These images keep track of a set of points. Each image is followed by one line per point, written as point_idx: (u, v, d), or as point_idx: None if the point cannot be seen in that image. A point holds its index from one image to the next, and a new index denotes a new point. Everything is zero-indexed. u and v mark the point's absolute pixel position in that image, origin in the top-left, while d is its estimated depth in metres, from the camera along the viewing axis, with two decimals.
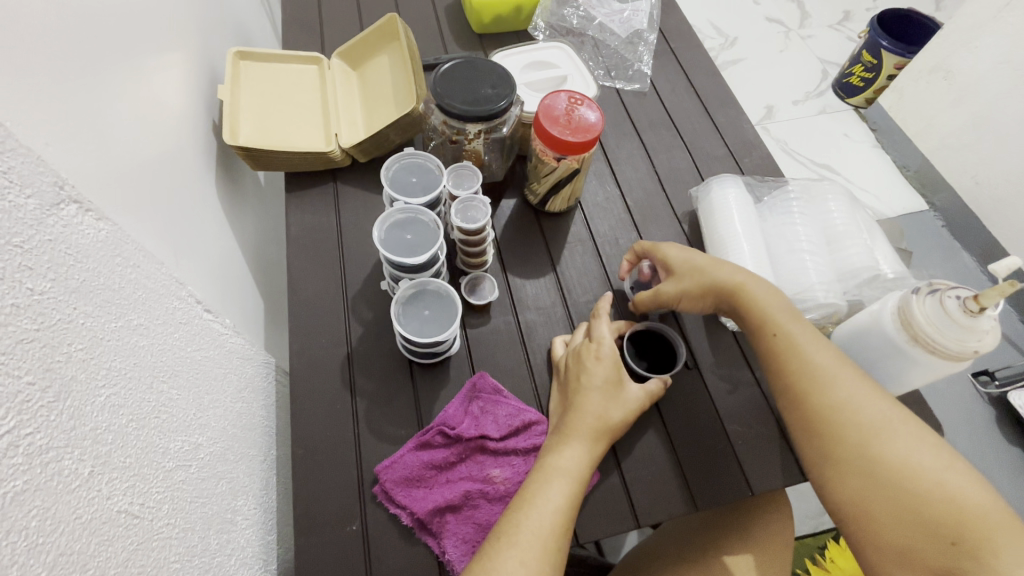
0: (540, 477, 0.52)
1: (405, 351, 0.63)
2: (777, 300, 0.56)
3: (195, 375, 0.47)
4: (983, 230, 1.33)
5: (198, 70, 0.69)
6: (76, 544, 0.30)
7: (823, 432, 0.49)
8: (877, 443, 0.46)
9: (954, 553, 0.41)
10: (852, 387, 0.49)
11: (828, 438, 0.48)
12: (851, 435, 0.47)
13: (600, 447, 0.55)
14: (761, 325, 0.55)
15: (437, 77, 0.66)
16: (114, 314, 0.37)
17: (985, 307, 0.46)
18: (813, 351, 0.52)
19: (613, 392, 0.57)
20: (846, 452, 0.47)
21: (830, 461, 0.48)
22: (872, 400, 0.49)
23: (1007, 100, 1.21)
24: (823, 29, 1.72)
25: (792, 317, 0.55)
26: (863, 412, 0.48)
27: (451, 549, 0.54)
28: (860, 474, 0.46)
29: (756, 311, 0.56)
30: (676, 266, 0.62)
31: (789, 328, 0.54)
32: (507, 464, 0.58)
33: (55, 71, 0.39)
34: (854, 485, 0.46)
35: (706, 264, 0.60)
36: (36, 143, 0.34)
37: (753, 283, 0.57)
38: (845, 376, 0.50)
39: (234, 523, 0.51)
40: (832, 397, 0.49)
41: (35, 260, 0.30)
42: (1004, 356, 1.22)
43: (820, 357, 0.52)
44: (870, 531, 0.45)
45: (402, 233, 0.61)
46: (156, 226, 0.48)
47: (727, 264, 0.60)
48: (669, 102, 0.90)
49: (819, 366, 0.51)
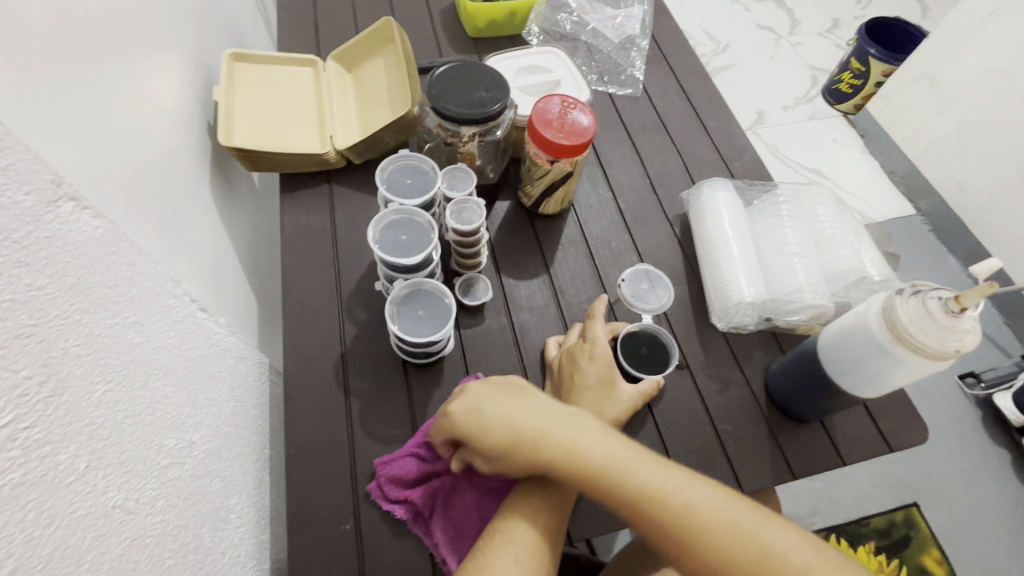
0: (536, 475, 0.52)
1: (399, 351, 0.63)
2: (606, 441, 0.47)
3: (189, 374, 0.48)
4: (969, 234, 1.35)
5: (193, 71, 0.69)
6: (72, 538, 0.31)
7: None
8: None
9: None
10: (735, 519, 0.43)
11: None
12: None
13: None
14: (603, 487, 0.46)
15: (431, 79, 0.66)
16: (110, 311, 0.37)
17: (965, 308, 0.47)
18: (665, 486, 0.45)
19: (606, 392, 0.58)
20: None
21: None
22: (771, 528, 0.43)
23: (992, 107, 1.24)
24: (812, 36, 1.74)
25: (635, 463, 0.46)
26: (768, 547, 0.42)
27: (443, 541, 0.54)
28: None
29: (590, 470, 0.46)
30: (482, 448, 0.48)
31: (634, 481, 0.45)
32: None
33: (50, 70, 0.39)
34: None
35: (507, 427, 0.48)
36: (33, 140, 0.34)
37: (579, 436, 0.48)
38: (725, 503, 0.44)
39: (227, 522, 0.51)
40: (709, 547, 0.42)
41: (33, 256, 0.31)
42: (990, 358, 1.24)
43: (679, 495, 0.44)
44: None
45: (397, 233, 0.62)
46: (150, 225, 0.49)
47: (530, 412, 0.49)
48: (661, 107, 0.91)
49: (688, 511, 0.43)
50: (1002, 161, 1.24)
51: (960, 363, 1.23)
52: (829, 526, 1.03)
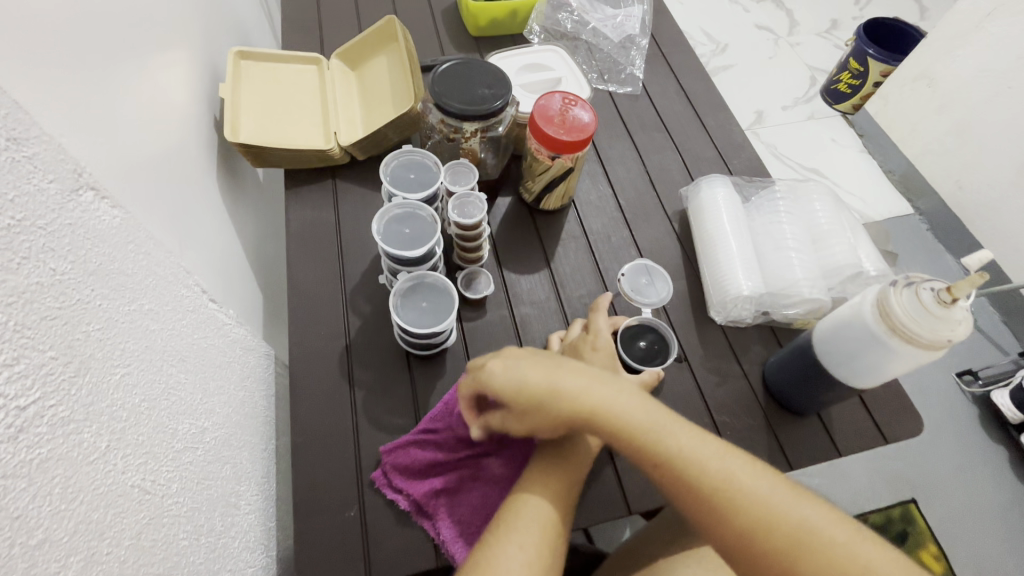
0: (543, 467, 0.53)
1: (402, 343, 0.65)
2: (641, 404, 0.48)
3: (201, 362, 0.49)
4: (966, 232, 1.36)
5: (201, 68, 0.70)
6: (95, 513, 0.32)
7: (751, 559, 0.41)
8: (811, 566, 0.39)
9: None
10: (769, 493, 0.42)
11: (754, 560, 0.40)
12: (782, 556, 0.40)
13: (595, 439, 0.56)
14: (637, 446, 0.46)
15: (435, 76, 0.68)
16: (127, 298, 0.39)
17: (957, 298, 0.49)
18: (701, 454, 0.44)
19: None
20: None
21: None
22: (807, 504, 0.41)
23: (989, 107, 1.25)
24: (811, 37, 1.76)
25: (670, 428, 0.46)
26: (804, 521, 0.40)
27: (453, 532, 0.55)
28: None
29: (623, 429, 0.47)
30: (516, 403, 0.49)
31: (668, 444, 0.45)
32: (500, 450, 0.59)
33: (68, 65, 0.40)
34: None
35: (544, 385, 0.49)
36: (55, 133, 0.36)
37: (615, 398, 0.48)
38: (760, 477, 0.43)
39: (236, 507, 0.52)
40: (739, 517, 0.41)
41: (57, 242, 0.32)
42: (986, 355, 1.25)
43: (715, 463, 0.43)
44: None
45: (401, 227, 0.63)
46: (162, 217, 0.50)
47: (571, 372, 0.49)
48: (660, 105, 0.92)
49: (721, 480, 0.43)
50: (998, 160, 1.26)
51: (957, 360, 1.24)
52: None
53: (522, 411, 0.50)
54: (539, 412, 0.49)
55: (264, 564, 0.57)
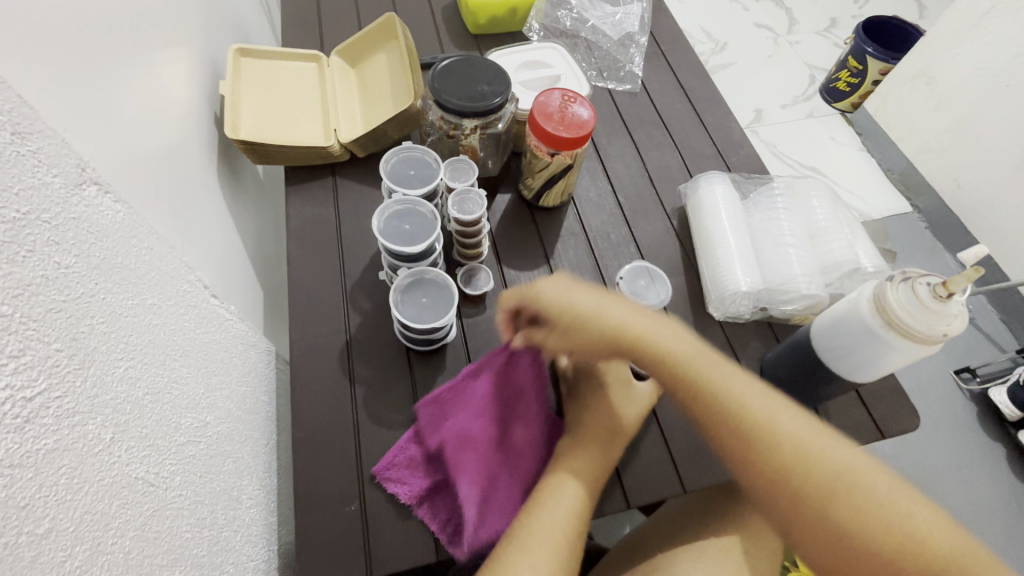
0: (555, 476, 0.52)
1: (402, 338, 0.65)
2: (686, 343, 0.49)
3: (203, 357, 0.50)
4: (964, 230, 1.37)
5: (201, 65, 0.70)
6: (100, 504, 0.33)
7: (787, 496, 0.42)
8: (846, 502, 0.41)
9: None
10: (811, 435, 0.43)
11: (790, 496, 0.42)
12: (818, 492, 0.41)
13: (612, 448, 0.57)
14: (680, 381, 0.47)
15: (434, 73, 0.68)
16: (131, 292, 0.39)
17: (952, 293, 0.49)
18: (745, 394, 0.45)
19: (625, 387, 0.60)
20: (807, 512, 0.41)
21: (791, 523, 0.42)
22: (847, 449, 0.43)
23: (987, 105, 1.25)
24: (810, 35, 1.76)
25: (715, 367, 0.47)
26: (843, 462, 0.42)
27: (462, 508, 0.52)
28: (829, 543, 0.40)
29: (668, 363, 0.48)
30: (565, 321, 0.50)
31: (712, 381, 0.46)
32: (517, 422, 0.58)
33: (71, 60, 0.41)
34: (825, 553, 0.40)
35: (593, 306, 0.50)
36: (58, 128, 0.36)
37: (661, 334, 0.49)
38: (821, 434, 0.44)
39: (238, 501, 0.53)
40: (780, 454, 0.43)
41: (62, 236, 0.32)
42: (984, 352, 1.26)
43: (758, 403, 0.45)
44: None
45: (401, 223, 0.63)
46: (164, 213, 0.50)
47: (621, 301, 0.51)
48: (659, 103, 0.92)
49: (764, 419, 0.44)
50: (996, 158, 1.26)
51: (955, 357, 1.24)
52: None
53: (567, 331, 0.50)
54: (584, 334, 0.50)
55: (265, 558, 0.57)
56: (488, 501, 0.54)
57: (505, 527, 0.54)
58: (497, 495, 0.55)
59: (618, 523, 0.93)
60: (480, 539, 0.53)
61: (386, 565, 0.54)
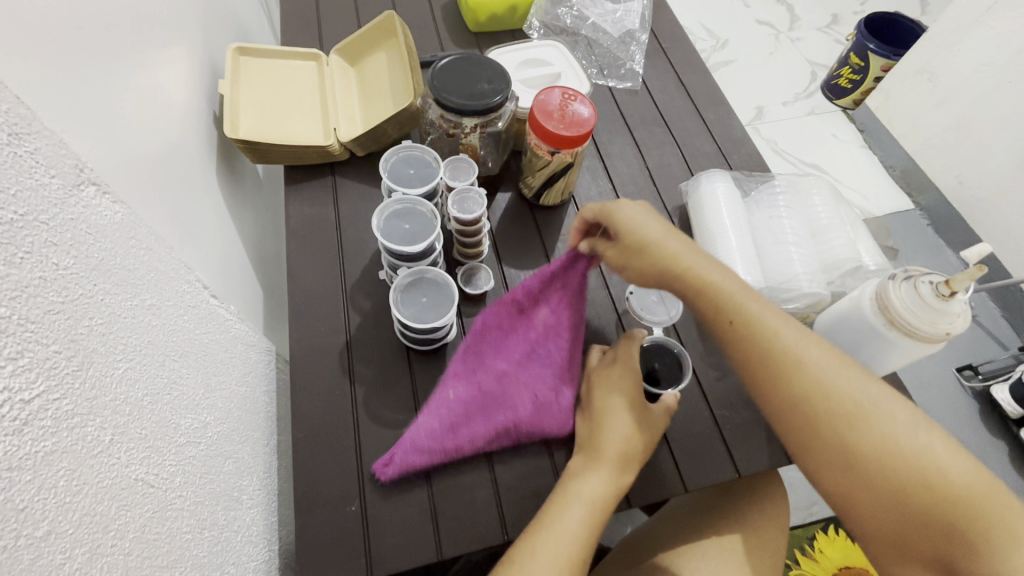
0: (560, 500, 0.52)
1: (402, 338, 0.65)
2: (732, 278, 0.54)
3: (202, 357, 0.49)
4: (966, 227, 1.36)
5: (200, 65, 0.70)
6: (100, 506, 0.33)
7: (805, 424, 0.47)
8: (860, 436, 0.45)
9: (945, 541, 0.43)
10: (834, 370, 0.48)
11: (808, 425, 0.47)
12: (836, 423, 0.46)
13: (626, 474, 0.55)
14: (717, 309, 0.53)
15: (433, 71, 0.68)
16: (129, 293, 0.39)
17: (955, 292, 0.49)
18: (778, 327, 0.50)
19: (639, 412, 0.58)
20: (823, 441, 0.46)
21: (807, 449, 0.47)
22: (870, 384, 0.47)
23: (990, 101, 1.25)
24: (812, 32, 1.75)
25: (754, 301, 0.52)
26: (862, 396, 0.46)
27: (461, 365, 0.62)
28: (841, 468, 0.46)
29: (710, 293, 0.53)
30: (627, 242, 0.56)
31: (748, 314, 0.51)
32: (541, 317, 0.66)
33: (70, 61, 0.40)
34: (836, 475, 0.46)
35: (658, 233, 0.56)
36: (57, 130, 0.36)
37: (710, 268, 0.54)
38: (837, 368, 0.48)
39: (239, 501, 0.53)
40: (799, 386, 0.48)
41: (59, 237, 0.32)
42: (987, 350, 1.25)
43: (790, 336, 0.50)
44: (858, 515, 0.46)
45: (400, 222, 0.63)
46: (163, 213, 0.50)
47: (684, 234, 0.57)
48: (660, 100, 0.92)
49: (791, 352, 0.49)
50: (999, 154, 1.26)
51: (957, 355, 1.24)
52: (826, 517, 1.05)
53: (627, 252, 0.57)
54: (642, 256, 0.56)
55: (266, 558, 0.57)
56: (486, 371, 0.62)
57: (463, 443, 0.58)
58: (494, 369, 0.63)
59: (621, 523, 0.93)
60: (453, 416, 0.59)
61: (387, 566, 0.54)
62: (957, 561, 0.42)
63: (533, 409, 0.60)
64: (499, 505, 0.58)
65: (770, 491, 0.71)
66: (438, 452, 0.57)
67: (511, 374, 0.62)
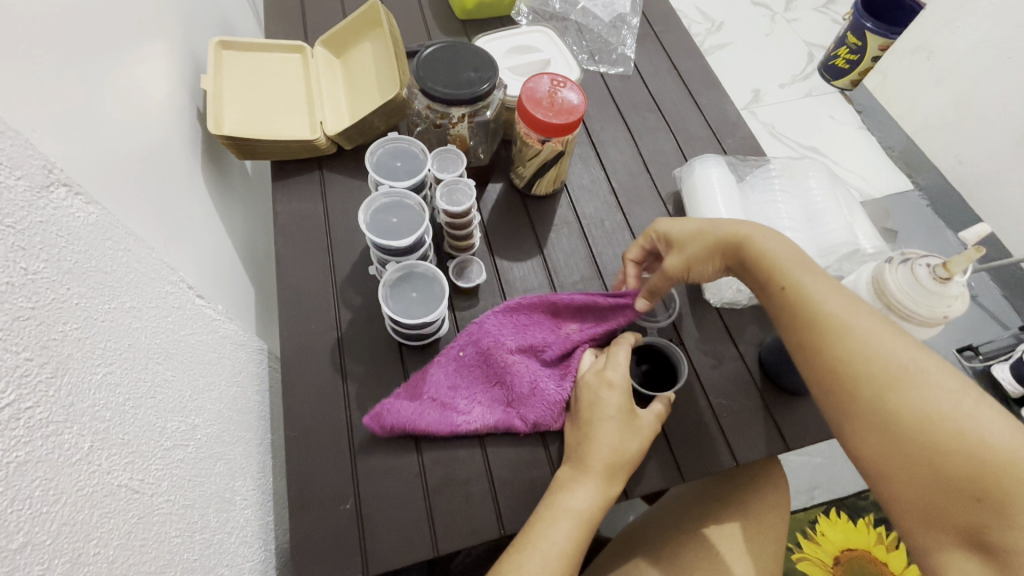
0: (547, 514, 0.51)
1: (393, 335, 0.64)
2: (787, 248, 0.55)
3: (188, 359, 0.49)
4: (965, 207, 1.34)
5: (183, 60, 0.69)
6: (80, 514, 0.32)
7: (841, 390, 0.46)
8: (898, 399, 0.44)
9: (979, 510, 0.40)
10: (879, 334, 0.46)
11: (844, 391, 0.46)
12: (870, 388, 0.45)
13: (613, 484, 0.54)
14: (770, 276, 0.54)
15: (417, 61, 0.66)
16: (107, 296, 0.38)
17: (953, 274, 0.49)
18: (822, 296, 0.50)
19: (625, 421, 0.55)
20: (859, 404, 0.45)
21: (844, 412, 0.47)
22: (920, 352, 0.45)
23: (989, 78, 1.23)
24: (808, 12, 1.72)
25: (804, 269, 0.53)
26: (903, 363, 0.45)
27: (478, 331, 0.62)
28: (874, 436, 0.45)
29: (764, 259, 0.54)
30: (681, 239, 0.60)
31: (795, 279, 0.52)
32: (568, 329, 0.64)
33: (43, 62, 0.40)
34: (871, 441, 0.45)
35: (705, 223, 0.60)
36: (24, 128, 0.35)
37: (761, 235, 0.56)
38: (880, 331, 0.47)
39: (232, 503, 0.53)
40: (841, 350, 0.47)
41: (28, 241, 0.31)
42: (986, 329, 1.25)
43: (834, 303, 0.49)
44: (891, 483, 0.44)
45: (388, 217, 0.62)
46: (145, 214, 0.49)
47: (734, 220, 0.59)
48: (653, 85, 0.90)
49: (837, 318, 0.48)
50: (997, 133, 1.24)
51: (956, 336, 1.23)
52: (827, 500, 1.04)
53: (683, 247, 0.60)
54: (698, 245, 0.59)
55: (261, 558, 0.57)
56: (497, 343, 0.61)
57: (448, 397, 0.60)
58: (503, 344, 0.61)
59: (622, 512, 0.93)
60: (457, 374, 0.61)
61: (382, 563, 0.54)
62: (991, 535, 0.39)
63: (527, 393, 0.60)
64: (494, 500, 0.57)
65: (769, 478, 0.71)
66: (431, 407, 0.59)
67: (518, 355, 0.61)
